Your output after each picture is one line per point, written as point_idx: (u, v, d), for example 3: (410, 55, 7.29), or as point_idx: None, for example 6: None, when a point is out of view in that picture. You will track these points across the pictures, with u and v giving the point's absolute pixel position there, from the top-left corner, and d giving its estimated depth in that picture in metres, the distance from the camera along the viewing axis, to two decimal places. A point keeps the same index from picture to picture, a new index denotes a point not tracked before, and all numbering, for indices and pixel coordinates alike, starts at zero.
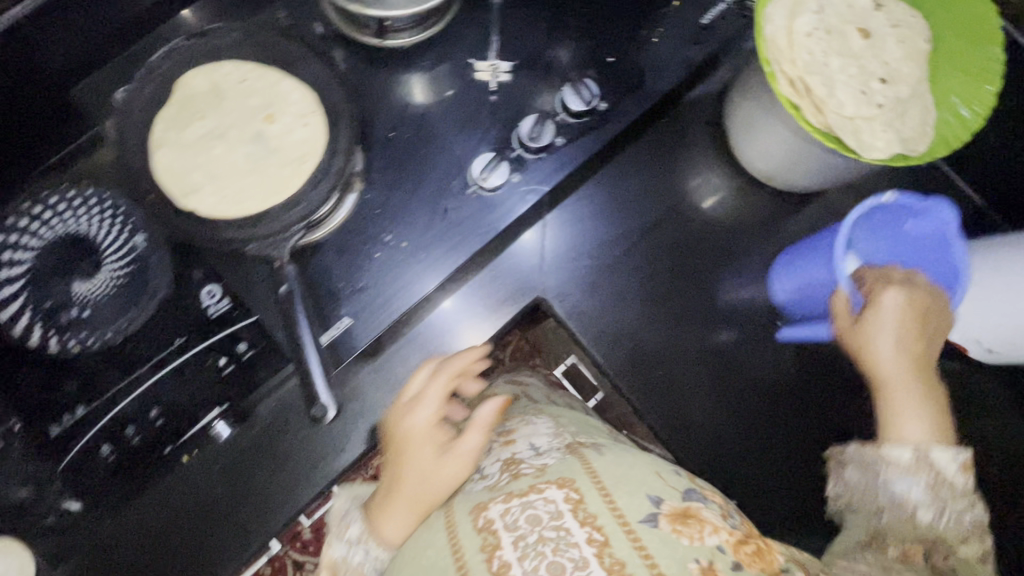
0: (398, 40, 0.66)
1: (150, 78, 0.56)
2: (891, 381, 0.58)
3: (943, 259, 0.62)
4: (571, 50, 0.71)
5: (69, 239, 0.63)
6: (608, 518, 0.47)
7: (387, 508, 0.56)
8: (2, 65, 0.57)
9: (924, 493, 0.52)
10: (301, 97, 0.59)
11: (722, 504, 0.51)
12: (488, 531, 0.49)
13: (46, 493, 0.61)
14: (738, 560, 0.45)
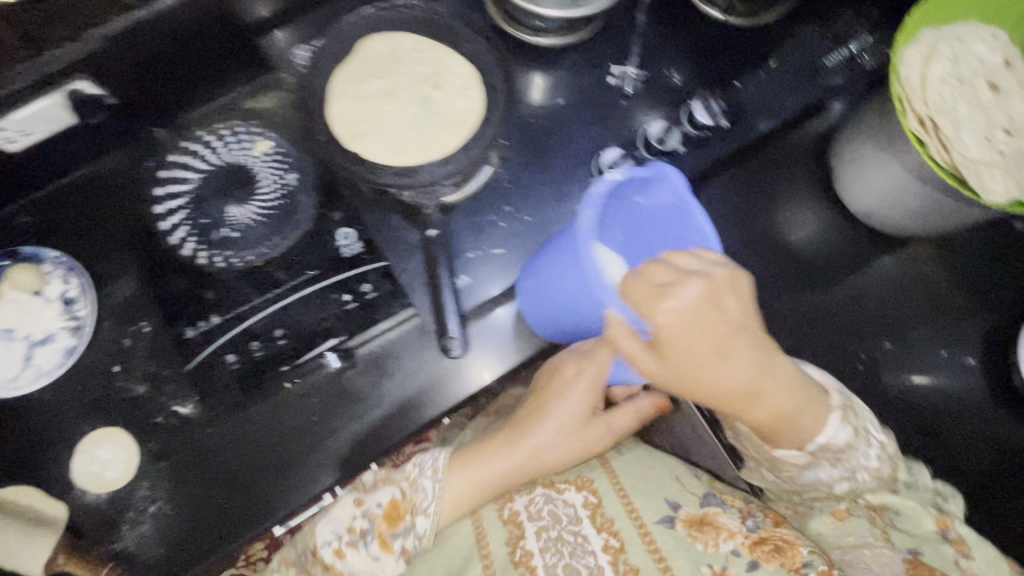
0: (548, 44, 0.73)
1: (342, 38, 0.65)
2: (766, 404, 0.54)
3: (673, 229, 0.56)
4: (701, 69, 0.77)
5: (233, 168, 0.71)
6: (624, 522, 0.59)
7: (497, 458, 0.64)
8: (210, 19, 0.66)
9: (831, 476, 0.60)
10: (466, 72, 0.66)
11: (742, 508, 0.61)
12: (513, 521, 0.63)
13: (162, 392, 0.70)
14: (756, 557, 0.56)
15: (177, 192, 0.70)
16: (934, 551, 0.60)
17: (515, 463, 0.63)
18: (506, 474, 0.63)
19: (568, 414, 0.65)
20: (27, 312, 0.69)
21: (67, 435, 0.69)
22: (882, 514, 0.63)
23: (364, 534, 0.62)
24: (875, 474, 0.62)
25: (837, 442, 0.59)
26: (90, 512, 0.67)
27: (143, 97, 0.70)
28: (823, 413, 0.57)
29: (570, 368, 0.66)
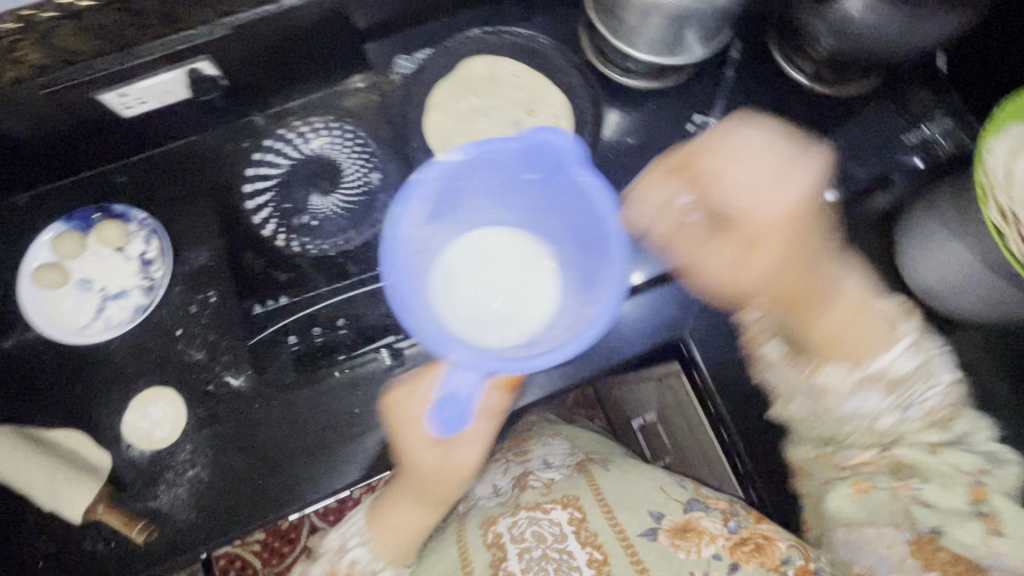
0: (638, 84, 0.76)
1: (448, 58, 0.69)
2: (814, 265, 0.63)
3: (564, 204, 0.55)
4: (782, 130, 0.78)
5: (322, 159, 0.75)
6: (608, 537, 0.59)
7: (393, 513, 0.66)
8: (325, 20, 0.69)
9: (878, 403, 0.59)
10: (558, 102, 0.69)
11: (725, 509, 0.61)
12: (497, 545, 0.61)
13: (218, 361, 0.72)
14: (735, 559, 0.56)
15: (266, 175, 0.74)
16: (958, 530, 0.53)
17: (416, 518, 0.66)
18: (411, 528, 0.66)
19: (416, 463, 0.64)
20: (108, 267, 0.75)
21: (121, 389, 0.72)
22: (909, 487, 0.57)
23: None
24: (920, 421, 0.58)
25: (902, 372, 0.59)
26: (130, 467, 0.69)
27: (251, 83, 0.74)
28: (884, 336, 0.60)
29: (403, 403, 0.63)
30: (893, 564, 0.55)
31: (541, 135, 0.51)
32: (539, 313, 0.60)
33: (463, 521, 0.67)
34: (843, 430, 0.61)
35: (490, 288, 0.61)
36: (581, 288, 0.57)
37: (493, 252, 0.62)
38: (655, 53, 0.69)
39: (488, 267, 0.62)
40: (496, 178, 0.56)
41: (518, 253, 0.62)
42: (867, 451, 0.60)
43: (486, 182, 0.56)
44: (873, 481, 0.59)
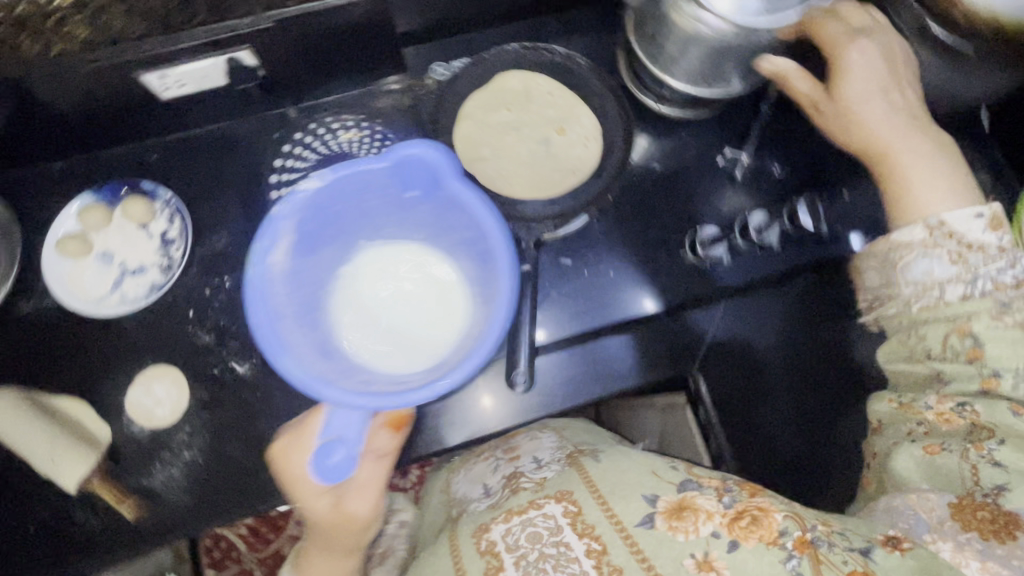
0: (671, 111, 0.75)
1: (484, 69, 0.68)
2: (894, 145, 0.60)
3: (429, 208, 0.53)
4: (818, 170, 0.76)
5: (349, 156, 0.75)
6: (605, 527, 0.52)
7: (311, 562, 0.67)
8: (366, 21, 0.69)
9: (947, 270, 0.54)
10: (589, 124, 0.69)
11: (718, 485, 0.55)
12: (490, 552, 0.54)
13: (226, 346, 0.73)
14: (735, 538, 0.49)
15: (293, 168, 0.78)
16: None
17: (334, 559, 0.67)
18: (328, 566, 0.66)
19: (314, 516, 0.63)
20: (131, 242, 0.76)
21: (130, 364, 0.73)
22: (982, 447, 0.49)
23: None
24: (987, 300, 0.52)
25: (975, 238, 0.54)
26: (129, 443, 0.70)
27: (288, 76, 0.75)
28: (953, 201, 0.56)
29: (292, 459, 0.60)
30: (932, 526, 0.48)
31: (405, 150, 0.50)
32: (438, 332, 0.58)
33: (454, 532, 0.61)
34: (906, 314, 0.57)
35: (387, 314, 0.59)
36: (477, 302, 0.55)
37: (391, 277, 0.60)
38: (691, 82, 0.68)
39: (385, 291, 0.60)
40: (374, 200, 0.55)
41: (416, 275, 0.60)
42: (928, 328, 0.55)
43: (365, 206, 0.55)
44: (941, 441, 0.52)
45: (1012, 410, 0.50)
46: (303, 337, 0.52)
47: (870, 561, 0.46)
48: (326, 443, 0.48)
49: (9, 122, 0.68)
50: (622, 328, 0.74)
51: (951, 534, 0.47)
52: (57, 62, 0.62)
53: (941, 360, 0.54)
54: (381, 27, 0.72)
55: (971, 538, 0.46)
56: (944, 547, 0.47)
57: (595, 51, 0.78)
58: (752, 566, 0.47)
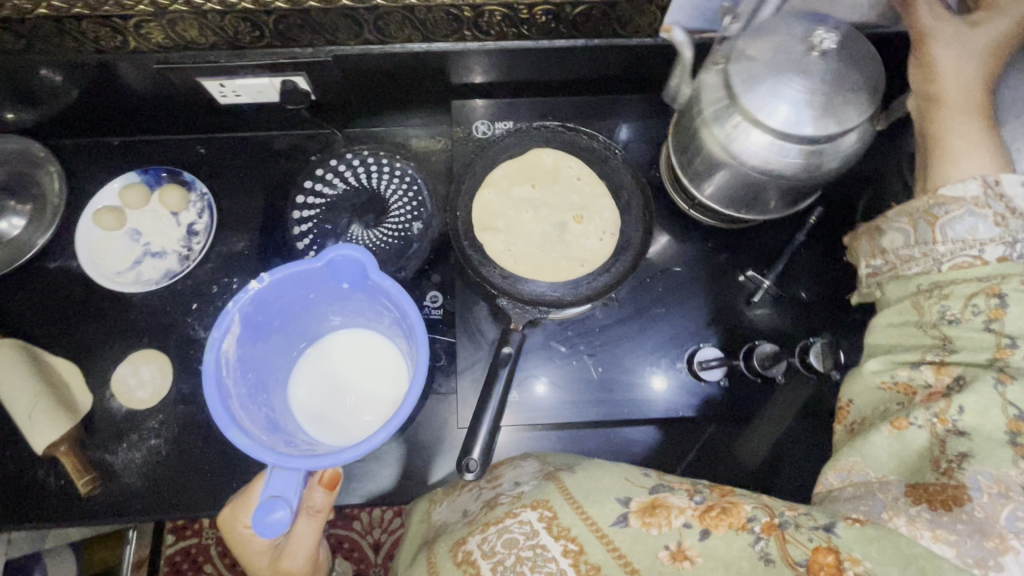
0: (701, 218, 0.72)
1: (520, 141, 0.70)
2: (951, 97, 0.52)
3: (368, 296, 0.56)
4: (841, 316, 0.72)
5: (375, 193, 0.76)
6: (582, 529, 0.44)
7: None
8: (420, 70, 0.71)
9: (992, 227, 0.45)
10: (611, 217, 0.68)
11: (689, 488, 0.47)
12: (465, 563, 0.45)
13: None
14: (705, 527, 0.42)
15: (320, 193, 0.76)
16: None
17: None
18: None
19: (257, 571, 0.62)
20: (159, 226, 0.80)
21: (130, 340, 0.76)
22: (946, 419, 0.42)
23: None
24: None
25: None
26: (105, 417, 0.72)
27: (339, 105, 0.78)
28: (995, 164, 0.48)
29: (237, 524, 0.60)
30: (887, 506, 0.41)
31: (337, 252, 0.52)
32: (384, 406, 0.58)
33: (428, 552, 0.51)
34: (934, 273, 0.47)
35: (336, 389, 0.60)
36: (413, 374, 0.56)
37: (343, 354, 0.61)
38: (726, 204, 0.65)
39: (336, 368, 0.61)
40: (316, 295, 0.57)
41: (365, 353, 0.61)
42: (954, 287, 0.46)
43: (308, 300, 0.57)
44: (907, 414, 0.44)
45: (997, 379, 0.41)
46: (247, 415, 0.52)
47: (834, 536, 0.39)
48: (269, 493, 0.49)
49: (85, 98, 0.74)
50: (599, 431, 0.71)
51: (904, 509, 0.40)
52: (130, 55, 0.66)
53: (955, 323, 0.44)
54: (432, 80, 0.74)
55: (920, 510, 0.40)
56: (897, 524, 0.40)
57: (640, 144, 0.78)
58: (725, 550, 0.41)
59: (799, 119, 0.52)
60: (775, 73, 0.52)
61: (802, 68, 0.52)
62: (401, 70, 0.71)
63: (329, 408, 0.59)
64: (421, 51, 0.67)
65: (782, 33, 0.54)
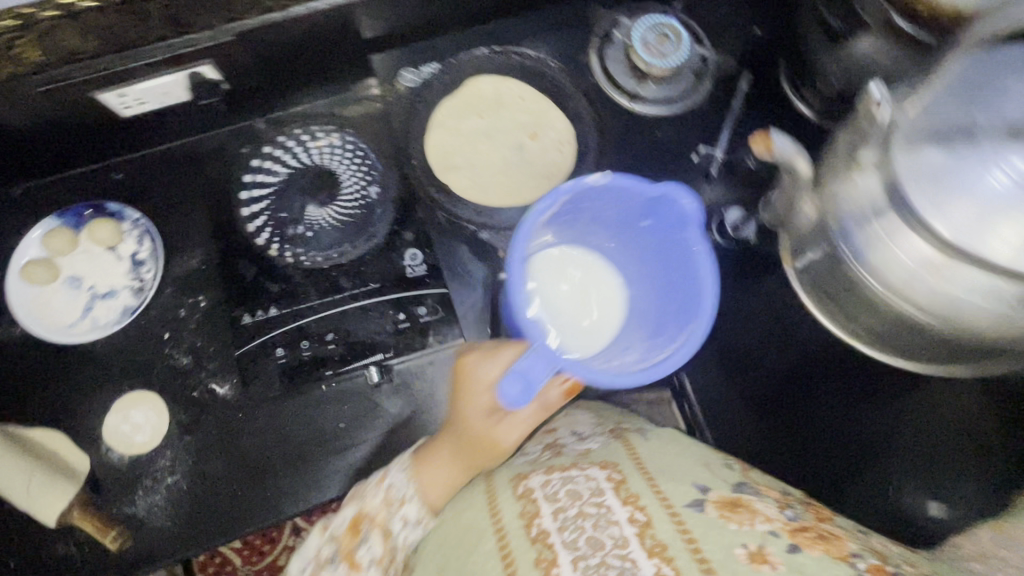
0: (643, 110, 0.75)
1: (451, 75, 0.69)
2: None
3: (662, 243, 0.55)
4: None
5: (322, 169, 0.74)
6: (651, 499, 0.47)
7: (435, 466, 0.60)
8: (333, 31, 0.66)
9: None
10: (563, 128, 0.69)
11: (779, 498, 0.49)
12: (526, 496, 0.51)
13: (203, 369, 0.72)
14: (796, 542, 0.43)
15: (265, 183, 0.73)
16: None
17: (445, 462, 0.60)
18: (445, 474, 0.60)
19: (465, 422, 0.60)
20: (99, 266, 0.74)
21: (108, 390, 0.71)
22: None
23: (330, 559, 0.58)
24: None
25: None
26: (111, 471, 0.69)
27: (254, 89, 0.73)
28: None
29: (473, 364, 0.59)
30: None
31: (675, 193, 0.50)
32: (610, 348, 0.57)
33: (488, 475, 0.59)
34: None
35: (570, 309, 0.58)
36: (652, 335, 0.55)
37: (570, 266, 0.60)
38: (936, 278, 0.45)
39: (575, 292, 0.60)
40: (612, 211, 0.56)
41: (591, 281, 0.61)
42: None
43: (604, 216, 0.56)
44: None
45: None
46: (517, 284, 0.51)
47: None
48: (526, 360, 0.48)
49: None
50: None
51: None
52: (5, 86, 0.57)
53: None
54: (345, 40, 0.69)
55: None
56: None
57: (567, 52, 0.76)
58: (815, 569, 0.41)
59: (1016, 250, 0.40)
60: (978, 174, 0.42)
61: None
62: (314, 38, 0.66)
63: (554, 305, 0.58)
64: (336, 13, 0.62)
65: (960, 164, 0.42)
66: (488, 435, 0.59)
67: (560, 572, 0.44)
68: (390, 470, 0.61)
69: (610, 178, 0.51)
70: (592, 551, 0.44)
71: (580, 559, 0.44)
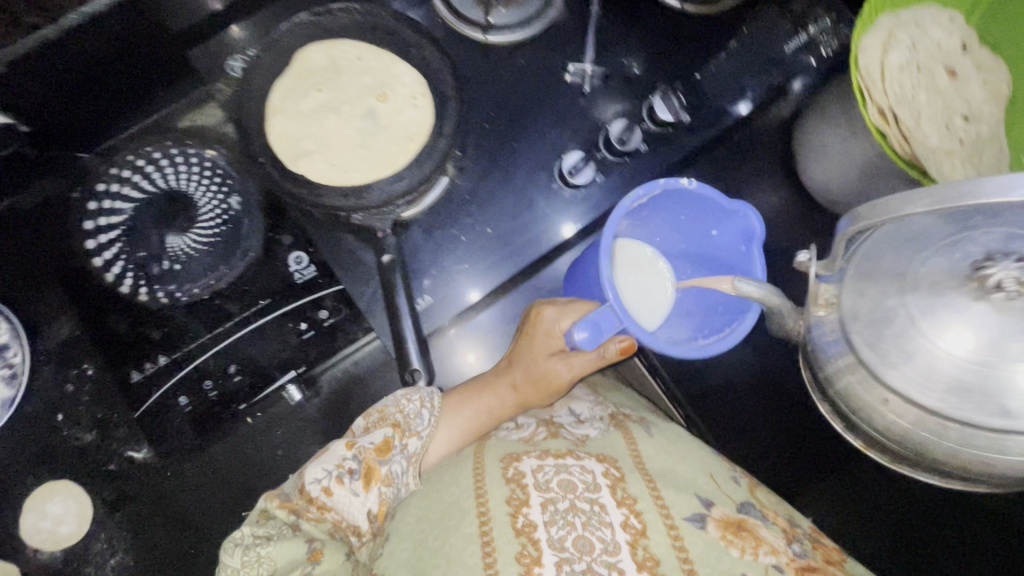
0: (502, 40, 0.69)
1: (274, 49, 0.62)
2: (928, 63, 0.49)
3: (712, 249, 0.63)
4: (651, 66, 0.73)
5: (174, 194, 0.66)
6: (649, 505, 0.48)
7: (481, 399, 0.64)
8: (129, 30, 0.56)
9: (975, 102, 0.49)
10: (413, 80, 0.64)
11: (787, 529, 0.50)
12: (516, 480, 0.50)
13: (111, 440, 0.65)
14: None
15: (110, 226, 0.64)
16: None
17: (501, 393, 0.64)
18: (480, 415, 0.62)
19: (533, 359, 0.64)
20: None
21: (2, 495, 0.62)
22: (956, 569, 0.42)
23: (352, 470, 0.54)
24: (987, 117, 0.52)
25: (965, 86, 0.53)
26: (42, 572, 0.62)
27: (64, 123, 0.62)
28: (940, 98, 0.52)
29: (547, 316, 0.64)
30: None
31: (742, 211, 0.58)
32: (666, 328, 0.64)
33: (479, 449, 0.57)
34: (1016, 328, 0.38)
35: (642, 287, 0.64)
36: (696, 326, 0.63)
37: (645, 263, 0.65)
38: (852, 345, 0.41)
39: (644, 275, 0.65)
40: (687, 217, 0.63)
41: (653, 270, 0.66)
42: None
43: (677, 219, 0.64)
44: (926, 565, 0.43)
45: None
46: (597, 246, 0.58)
47: None
48: (599, 311, 0.56)
49: None
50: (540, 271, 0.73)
51: None
52: None
53: None
54: (154, 43, 0.61)
55: None
56: None
57: None
58: None
59: (975, 399, 0.36)
60: (932, 324, 0.36)
61: (998, 321, 0.34)
62: (114, 46, 0.57)
63: (633, 289, 0.63)
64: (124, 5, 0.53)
65: (905, 303, 0.37)
66: (545, 379, 0.63)
67: (543, 571, 0.44)
68: (429, 403, 0.59)
69: (697, 186, 0.57)
70: (579, 555, 0.45)
71: (566, 562, 0.45)
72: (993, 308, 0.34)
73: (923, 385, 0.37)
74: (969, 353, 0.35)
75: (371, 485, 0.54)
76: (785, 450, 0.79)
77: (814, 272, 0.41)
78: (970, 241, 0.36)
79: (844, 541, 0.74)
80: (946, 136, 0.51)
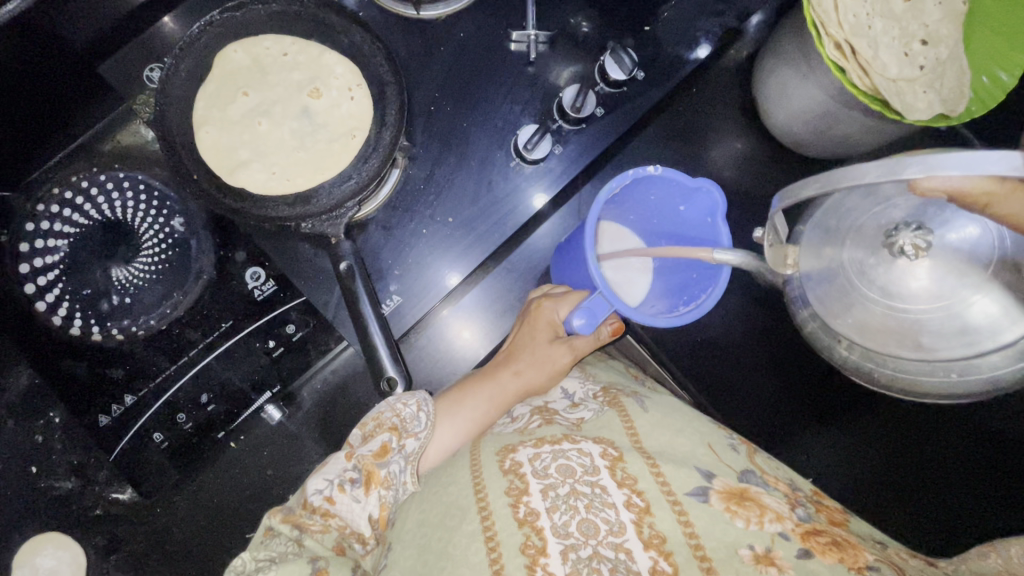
0: (435, 16, 0.65)
1: (190, 52, 0.57)
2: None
3: (684, 224, 0.63)
4: (598, 22, 0.69)
5: (112, 224, 0.61)
6: (651, 484, 0.48)
7: (480, 391, 0.62)
8: (29, 50, 0.51)
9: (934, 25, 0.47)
10: (345, 70, 0.62)
11: (789, 494, 0.50)
12: (513, 471, 0.49)
13: (92, 485, 0.60)
14: (808, 548, 0.44)
15: (45, 266, 0.59)
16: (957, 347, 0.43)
17: (502, 382, 0.63)
18: (484, 406, 0.62)
19: (532, 345, 0.65)
20: None
21: None
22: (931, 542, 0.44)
23: (353, 478, 0.53)
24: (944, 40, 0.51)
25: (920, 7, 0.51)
26: None
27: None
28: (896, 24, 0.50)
29: (547, 307, 0.66)
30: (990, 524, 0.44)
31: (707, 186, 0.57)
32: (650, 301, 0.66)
33: (475, 446, 0.56)
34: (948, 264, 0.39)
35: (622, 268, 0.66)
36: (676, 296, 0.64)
37: (622, 241, 0.67)
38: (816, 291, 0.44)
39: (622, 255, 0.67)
40: (656, 196, 0.62)
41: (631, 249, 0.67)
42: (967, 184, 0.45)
43: (648, 198, 0.63)
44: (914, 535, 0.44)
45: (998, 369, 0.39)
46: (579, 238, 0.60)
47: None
48: (591, 298, 0.59)
49: None
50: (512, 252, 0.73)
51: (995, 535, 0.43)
52: None
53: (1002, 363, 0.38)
54: (62, 62, 0.56)
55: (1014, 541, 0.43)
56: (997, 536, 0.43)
57: None
58: None
59: (897, 335, 0.40)
60: (878, 274, 0.40)
61: (928, 272, 0.39)
62: (7, 61, 0.50)
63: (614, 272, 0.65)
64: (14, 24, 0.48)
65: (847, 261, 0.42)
66: (544, 361, 0.65)
67: (549, 561, 0.44)
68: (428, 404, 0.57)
69: (661, 171, 0.57)
70: (584, 540, 0.45)
71: (571, 549, 0.44)
72: (909, 263, 0.39)
73: (863, 331, 0.41)
74: (894, 301, 0.39)
75: (372, 488, 0.53)
76: (777, 398, 0.80)
77: (771, 245, 0.44)
78: (888, 210, 0.41)
79: (843, 477, 0.76)
80: (905, 63, 0.50)
